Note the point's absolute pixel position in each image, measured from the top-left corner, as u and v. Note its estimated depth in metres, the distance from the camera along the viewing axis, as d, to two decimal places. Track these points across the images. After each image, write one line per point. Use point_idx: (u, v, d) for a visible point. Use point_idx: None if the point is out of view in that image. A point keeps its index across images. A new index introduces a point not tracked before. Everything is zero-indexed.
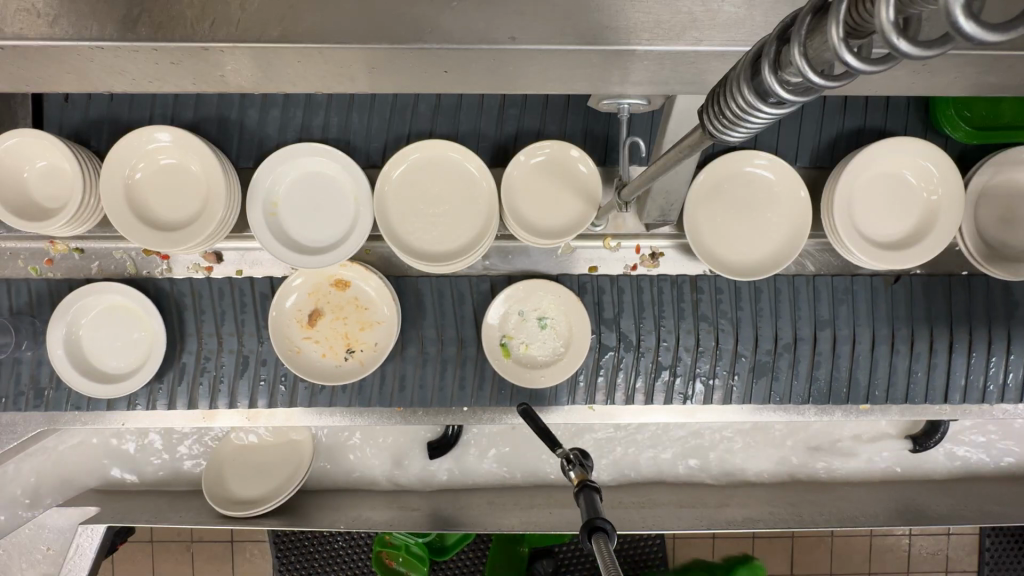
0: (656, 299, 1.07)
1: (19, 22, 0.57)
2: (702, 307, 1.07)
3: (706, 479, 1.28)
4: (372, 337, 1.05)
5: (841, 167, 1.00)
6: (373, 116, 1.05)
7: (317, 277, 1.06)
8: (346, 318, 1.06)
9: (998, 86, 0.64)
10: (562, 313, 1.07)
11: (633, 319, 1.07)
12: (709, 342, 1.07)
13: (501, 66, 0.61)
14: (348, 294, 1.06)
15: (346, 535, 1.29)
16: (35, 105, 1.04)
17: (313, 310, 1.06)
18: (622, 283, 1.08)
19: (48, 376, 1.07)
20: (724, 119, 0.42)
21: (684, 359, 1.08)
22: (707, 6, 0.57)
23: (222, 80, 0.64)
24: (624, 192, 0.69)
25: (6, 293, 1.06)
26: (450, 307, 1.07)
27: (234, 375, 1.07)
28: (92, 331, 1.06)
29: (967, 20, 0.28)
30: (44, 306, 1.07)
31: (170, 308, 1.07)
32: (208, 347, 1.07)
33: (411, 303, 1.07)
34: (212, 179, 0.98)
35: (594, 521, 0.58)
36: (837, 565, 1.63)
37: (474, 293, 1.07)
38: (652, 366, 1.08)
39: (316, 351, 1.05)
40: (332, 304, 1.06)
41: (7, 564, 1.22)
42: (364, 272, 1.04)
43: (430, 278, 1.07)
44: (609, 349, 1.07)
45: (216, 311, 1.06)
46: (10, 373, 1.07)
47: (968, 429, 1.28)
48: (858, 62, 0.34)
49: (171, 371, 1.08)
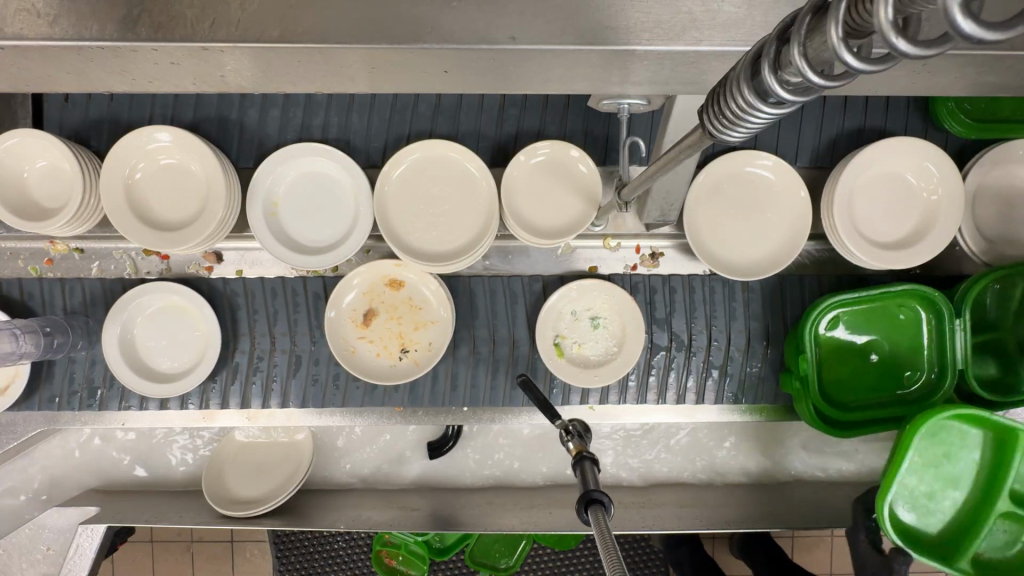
0: (708, 299, 1.07)
1: (19, 22, 0.57)
2: (753, 306, 1.08)
3: (708, 478, 1.28)
4: (429, 337, 1.05)
5: (841, 167, 0.99)
6: (373, 116, 1.05)
7: (371, 277, 1.05)
8: (400, 318, 1.06)
9: (999, 86, 0.64)
10: (616, 313, 1.06)
11: (685, 320, 1.07)
12: (757, 341, 1.08)
13: (502, 66, 0.61)
14: (402, 294, 1.06)
15: (347, 535, 1.28)
16: (35, 105, 1.04)
17: (368, 310, 1.05)
18: (674, 283, 1.07)
19: (101, 376, 1.08)
20: (724, 119, 0.42)
21: (735, 358, 1.09)
22: (707, 6, 0.57)
23: (222, 80, 0.64)
24: (625, 192, 0.69)
25: (60, 292, 1.06)
26: (504, 307, 1.07)
27: (287, 376, 1.07)
28: (146, 330, 1.06)
29: (966, 20, 0.28)
30: (98, 306, 1.07)
31: (223, 308, 1.06)
32: (262, 347, 1.07)
33: (463, 302, 1.07)
34: (211, 178, 0.98)
35: (592, 495, 0.61)
36: (837, 565, 1.63)
37: (526, 294, 1.07)
38: (703, 365, 1.09)
39: (372, 351, 1.05)
40: (386, 304, 1.06)
41: (6, 565, 1.21)
42: (420, 273, 1.04)
43: (483, 278, 1.07)
44: (661, 348, 1.08)
45: (269, 312, 1.06)
46: (64, 375, 1.07)
47: None
48: (858, 62, 0.34)
49: (224, 370, 1.08)
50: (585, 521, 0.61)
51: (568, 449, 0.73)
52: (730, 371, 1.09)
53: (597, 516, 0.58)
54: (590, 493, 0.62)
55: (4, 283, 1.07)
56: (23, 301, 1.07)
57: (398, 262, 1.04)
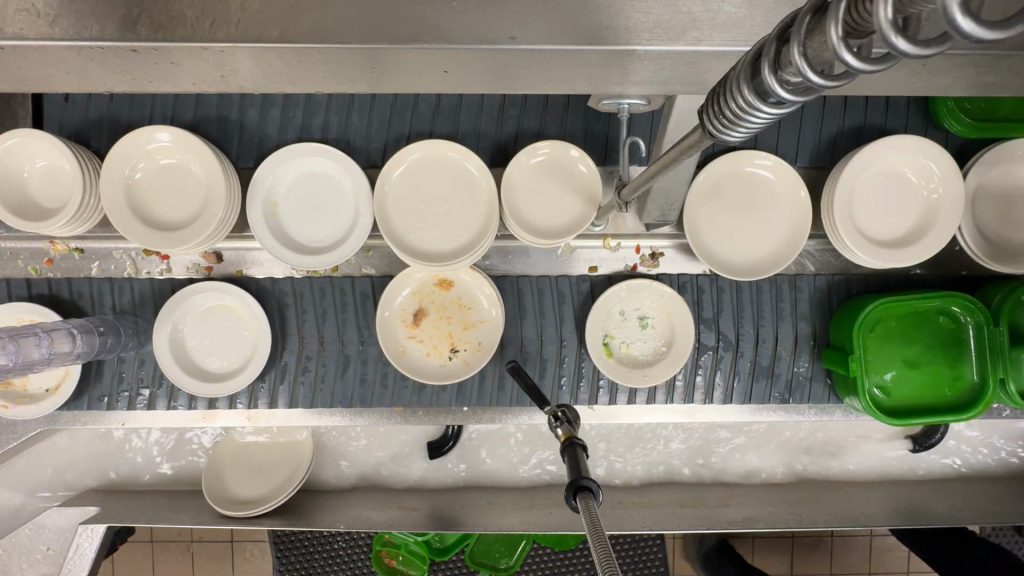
0: (755, 299, 1.08)
1: (19, 22, 0.56)
2: (801, 306, 1.09)
3: (708, 477, 1.28)
4: (480, 338, 1.05)
5: (841, 167, 1.00)
6: (373, 116, 1.05)
7: (421, 277, 1.06)
8: (450, 318, 1.06)
9: (998, 86, 0.64)
10: (664, 313, 1.07)
11: (732, 319, 1.08)
12: (805, 341, 1.10)
13: (503, 66, 0.61)
14: (452, 294, 1.06)
15: (347, 535, 1.28)
16: (35, 105, 1.04)
17: (418, 309, 1.06)
18: (722, 283, 1.08)
19: (150, 376, 1.08)
20: (724, 119, 0.42)
21: (784, 358, 1.09)
22: (707, 5, 0.57)
23: (224, 80, 0.64)
24: (625, 192, 0.69)
25: (109, 292, 1.07)
26: (551, 306, 1.07)
27: (334, 377, 1.08)
28: (195, 330, 1.06)
29: (966, 19, 0.28)
30: (146, 306, 1.07)
31: (272, 306, 1.07)
32: (309, 348, 1.07)
33: (512, 302, 1.07)
34: (211, 179, 0.98)
35: (580, 481, 0.59)
36: (837, 565, 1.63)
37: (574, 294, 1.08)
38: (750, 367, 1.09)
39: (422, 351, 1.05)
40: (436, 304, 1.06)
41: (6, 565, 1.20)
42: (470, 272, 1.04)
43: (531, 277, 1.07)
44: (708, 348, 1.08)
45: (318, 312, 1.07)
46: (113, 374, 1.08)
47: (965, 428, 1.28)
48: (857, 62, 0.34)
49: (273, 370, 1.08)
50: (571, 508, 0.59)
51: (556, 434, 0.70)
52: (774, 373, 1.09)
53: (586, 503, 0.55)
54: (579, 479, 0.59)
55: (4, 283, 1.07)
56: (72, 300, 1.07)
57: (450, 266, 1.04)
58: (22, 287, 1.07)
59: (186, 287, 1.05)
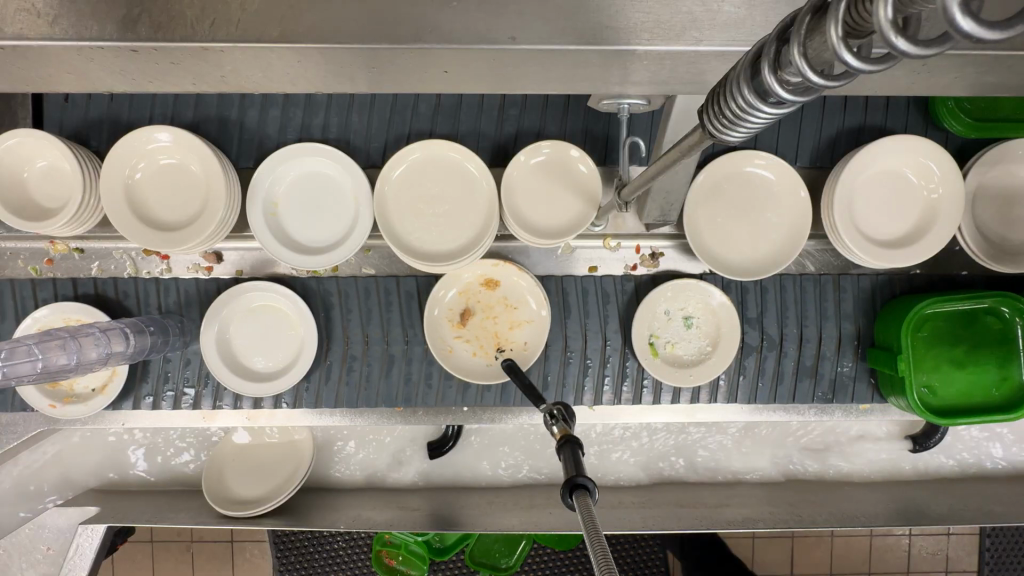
0: (799, 299, 1.09)
1: (19, 22, 0.57)
2: (845, 306, 1.10)
3: (708, 477, 1.28)
4: (527, 338, 1.06)
5: (841, 167, 1.00)
6: (373, 116, 1.05)
7: (467, 278, 1.06)
8: (496, 317, 1.07)
9: (999, 86, 0.64)
10: (707, 312, 1.08)
11: (776, 319, 1.09)
12: (849, 341, 1.10)
13: (503, 66, 0.61)
14: (498, 293, 1.06)
15: (346, 535, 1.29)
16: (34, 105, 1.04)
17: (464, 309, 1.06)
18: (766, 283, 1.08)
19: (196, 376, 1.09)
20: (724, 119, 0.42)
21: (827, 357, 1.10)
22: (707, 5, 0.57)
23: (223, 80, 0.64)
24: (625, 192, 0.69)
25: (155, 292, 1.08)
26: (595, 306, 1.08)
27: (379, 376, 1.08)
28: (242, 329, 1.06)
29: (966, 20, 0.28)
30: (193, 307, 1.08)
31: (317, 305, 1.07)
32: (354, 348, 1.07)
33: (557, 302, 1.08)
34: (211, 178, 0.98)
35: (575, 479, 0.54)
36: (837, 565, 1.64)
37: (618, 293, 1.08)
38: (793, 368, 1.10)
39: (468, 351, 1.06)
40: (482, 303, 1.07)
41: (7, 564, 1.20)
42: (517, 272, 1.05)
43: (576, 278, 1.08)
44: (752, 349, 1.09)
45: (362, 312, 1.07)
46: (159, 373, 1.08)
47: (964, 429, 1.28)
48: (858, 62, 0.34)
49: (317, 371, 1.08)
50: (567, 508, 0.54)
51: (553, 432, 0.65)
52: (819, 373, 1.10)
53: (585, 505, 0.51)
54: (575, 477, 0.54)
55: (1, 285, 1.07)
56: (118, 300, 1.08)
57: (495, 262, 1.05)
58: (68, 287, 1.08)
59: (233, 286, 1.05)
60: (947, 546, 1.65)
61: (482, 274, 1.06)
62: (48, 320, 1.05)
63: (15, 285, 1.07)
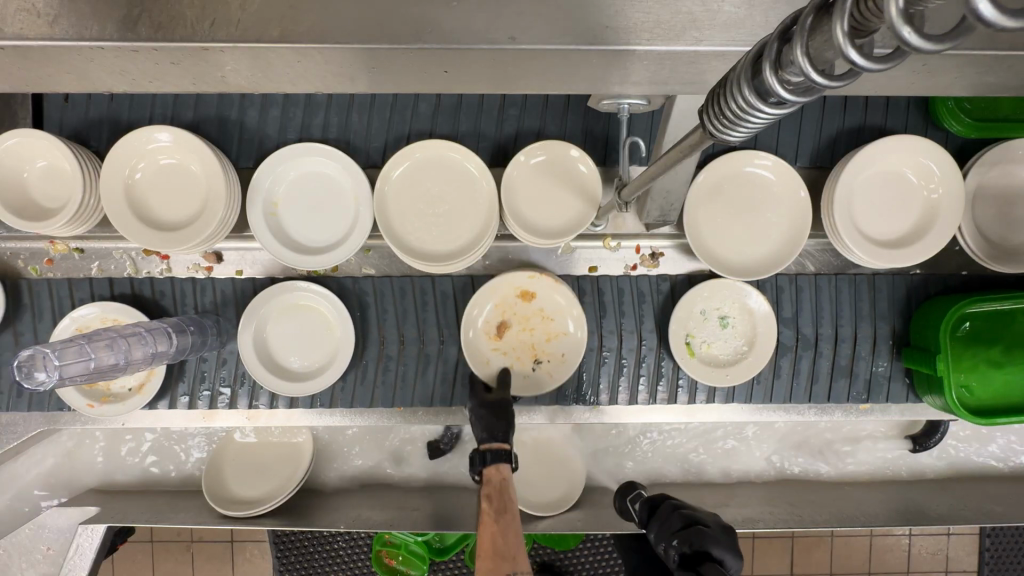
0: (835, 298, 1.08)
1: (19, 22, 0.57)
2: (879, 305, 1.09)
3: (708, 477, 1.28)
4: (564, 350, 1.04)
5: (841, 167, 1.00)
6: (373, 116, 1.05)
7: (503, 290, 1.05)
8: (533, 328, 1.05)
9: (998, 86, 0.64)
10: (744, 312, 1.07)
11: (811, 319, 1.08)
12: (884, 341, 1.09)
13: (502, 66, 0.61)
14: (534, 305, 1.05)
15: (346, 535, 1.29)
16: (34, 105, 1.04)
17: (501, 321, 1.05)
18: (801, 282, 1.08)
19: (232, 375, 1.08)
20: (724, 119, 0.43)
21: (863, 357, 1.09)
22: (707, 5, 0.57)
23: (223, 80, 0.64)
24: (625, 192, 0.69)
25: (192, 291, 1.07)
26: (631, 305, 1.07)
27: (415, 376, 1.07)
28: (279, 328, 1.05)
29: (988, 5, 0.28)
30: (229, 306, 1.07)
31: (352, 304, 1.06)
32: (390, 348, 1.06)
33: (592, 302, 1.07)
34: (211, 178, 0.98)
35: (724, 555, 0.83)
36: (837, 565, 1.64)
37: (654, 293, 1.08)
38: (828, 369, 1.09)
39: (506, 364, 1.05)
40: (519, 316, 1.05)
41: (6, 564, 1.20)
42: (553, 284, 1.04)
43: (612, 278, 1.07)
44: (787, 349, 1.09)
45: (399, 312, 1.06)
46: (196, 372, 1.07)
47: (964, 429, 1.28)
48: (865, 61, 0.34)
49: (354, 371, 1.07)
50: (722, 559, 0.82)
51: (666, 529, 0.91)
52: (854, 372, 1.09)
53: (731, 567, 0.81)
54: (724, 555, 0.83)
55: (9, 283, 1.07)
56: (155, 300, 1.08)
57: (532, 273, 1.04)
58: (105, 286, 1.07)
59: (271, 285, 1.05)
60: (947, 546, 1.65)
61: (524, 286, 1.05)
62: (87, 321, 1.04)
63: (53, 285, 1.07)
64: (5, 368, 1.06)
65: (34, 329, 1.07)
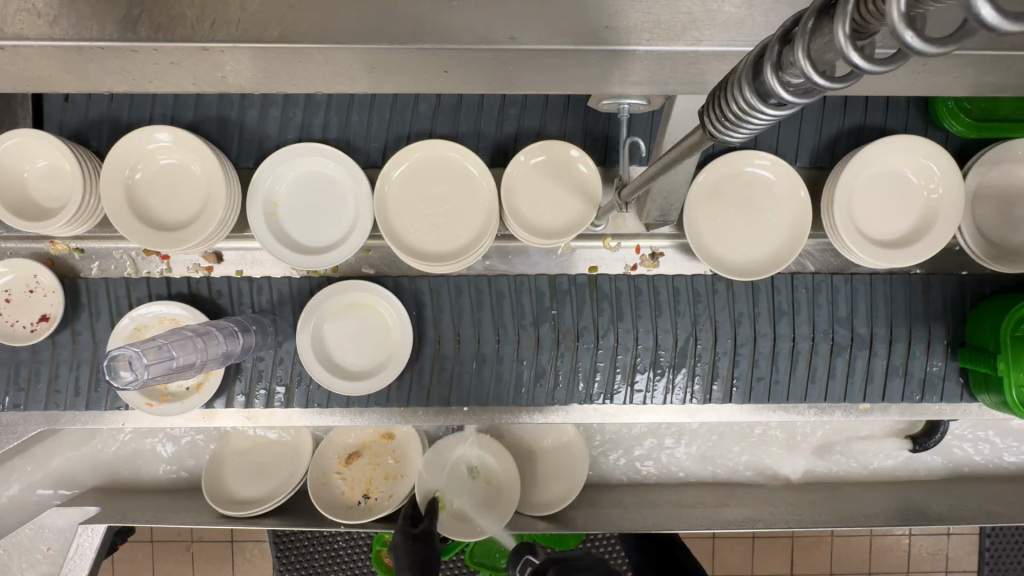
0: (889, 298, 1.08)
1: (19, 22, 0.57)
2: (932, 307, 1.08)
3: (708, 476, 1.28)
4: (393, 491, 1.17)
5: (841, 167, 1.00)
6: (373, 116, 1.05)
7: (369, 429, 1.22)
8: (377, 465, 1.20)
9: (996, 86, 0.64)
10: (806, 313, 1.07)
11: (866, 318, 1.08)
12: (938, 341, 1.09)
13: (502, 66, 0.61)
14: (389, 445, 1.22)
15: (346, 534, 1.29)
16: (34, 105, 1.04)
17: (354, 450, 1.21)
18: (856, 282, 1.08)
19: (288, 374, 1.07)
20: (726, 121, 0.43)
21: (918, 357, 1.09)
22: (707, 6, 0.57)
23: (223, 80, 0.64)
24: (625, 192, 0.69)
25: (249, 291, 1.06)
26: (686, 306, 1.06)
27: (471, 375, 1.06)
28: (334, 328, 1.04)
29: (988, 7, 0.28)
30: (286, 305, 1.06)
31: (409, 301, 1.06)
32: (446, 346, 1.06)
33: (648, 303, 1.06)
34: (212, 178, 0.98)
35: None
36: (837, 564, 1.64)
37: (711, 292, 1.06)
38: (883, 368, 1.09)
39: (339, 488, 1.17)
40: (371, 450, 1.21)
41: (6, 564, 1.20)
42: (410, 432, 1.21)
43: (666, 278, 1.07)
44: (842, 349, 1.08)
45: (454, 311, 1.06)
46: (253, 371, 1.07)
47: (963, 429, 1.28)
48: (868, 63, 0.34)
49: (409, 372, 1.06)
50: None
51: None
52: (908, 371, 1.09)
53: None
54: None
55: (67, 281, 1.06)
56: (213, 299, 1.06)
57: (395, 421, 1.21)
58: (150, 286, 1.05)
59: (327, 285, 1.04)
60: (947, 546, 1.66)
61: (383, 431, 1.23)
62: (144, 321, 1.04)
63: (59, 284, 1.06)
64: (5, 367, 1.05)
65: (92, 328, 1.06)
